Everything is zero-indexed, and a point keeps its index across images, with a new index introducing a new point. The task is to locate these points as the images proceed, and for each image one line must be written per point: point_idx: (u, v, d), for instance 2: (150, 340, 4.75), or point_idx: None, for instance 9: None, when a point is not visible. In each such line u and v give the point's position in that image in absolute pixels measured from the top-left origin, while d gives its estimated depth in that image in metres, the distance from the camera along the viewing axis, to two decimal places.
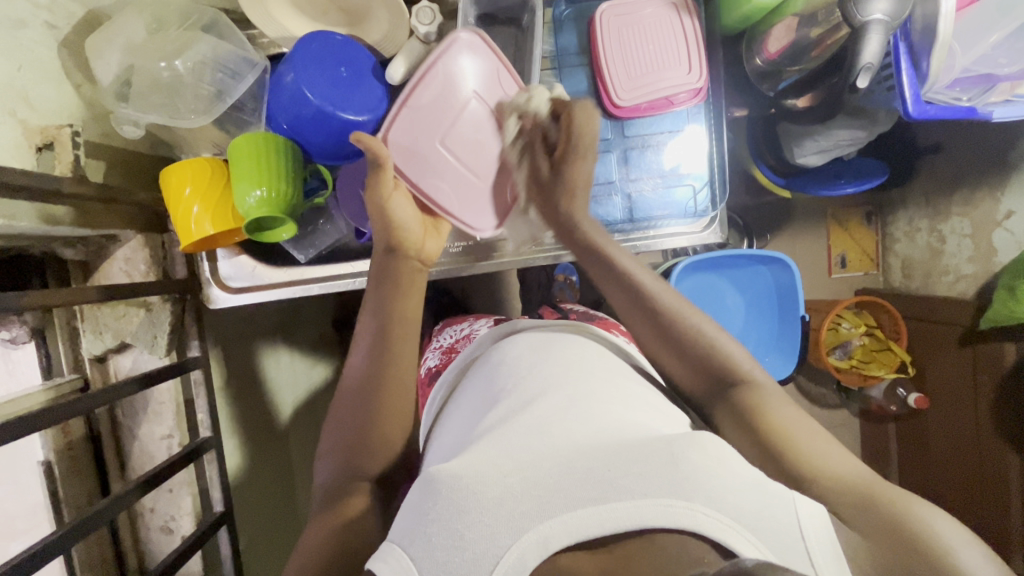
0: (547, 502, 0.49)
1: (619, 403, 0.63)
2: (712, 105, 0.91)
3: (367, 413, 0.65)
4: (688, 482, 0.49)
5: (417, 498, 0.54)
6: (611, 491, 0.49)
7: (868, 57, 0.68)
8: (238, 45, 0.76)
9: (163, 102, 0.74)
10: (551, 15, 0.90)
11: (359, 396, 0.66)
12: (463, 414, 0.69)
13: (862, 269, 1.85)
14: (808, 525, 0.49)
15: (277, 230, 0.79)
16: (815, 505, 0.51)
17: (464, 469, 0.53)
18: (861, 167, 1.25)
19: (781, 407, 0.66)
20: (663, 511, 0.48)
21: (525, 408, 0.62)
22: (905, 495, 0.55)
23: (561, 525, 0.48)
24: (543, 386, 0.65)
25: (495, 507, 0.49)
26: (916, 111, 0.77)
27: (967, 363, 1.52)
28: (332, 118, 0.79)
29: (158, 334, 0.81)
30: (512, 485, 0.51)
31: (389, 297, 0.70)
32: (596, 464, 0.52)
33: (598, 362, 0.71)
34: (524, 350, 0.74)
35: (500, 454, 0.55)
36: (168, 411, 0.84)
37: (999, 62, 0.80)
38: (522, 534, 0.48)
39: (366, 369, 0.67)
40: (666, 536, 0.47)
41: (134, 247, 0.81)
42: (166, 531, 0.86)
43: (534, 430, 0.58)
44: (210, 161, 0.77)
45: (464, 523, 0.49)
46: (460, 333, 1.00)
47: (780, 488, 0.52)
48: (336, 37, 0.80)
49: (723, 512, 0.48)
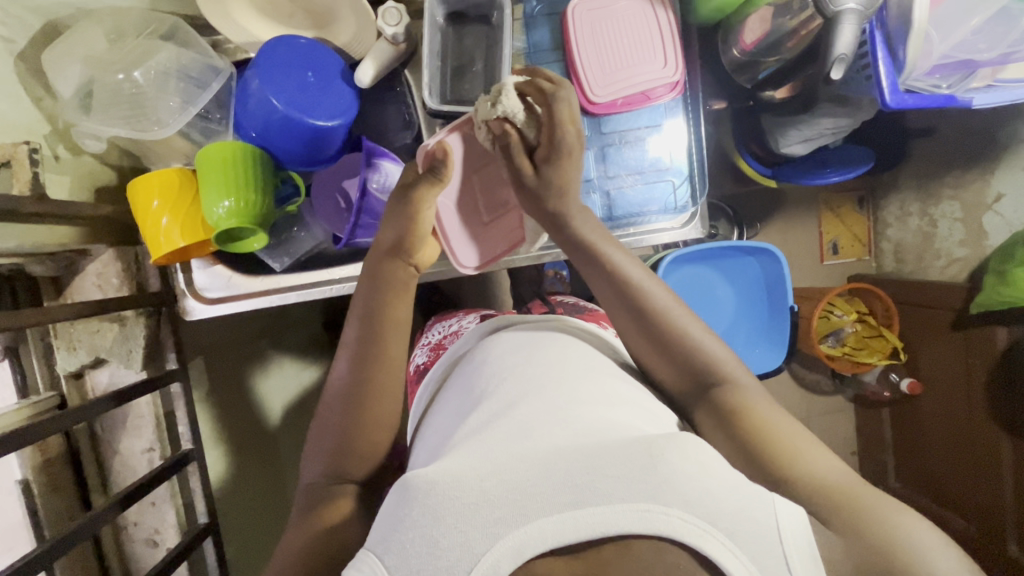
0: (522, 506, 0.44)
1: (603, 403, 0.58)
2: (690, 99, 0.90)
3: (346, 418, 0.61)
4: (668, 485, 0.45)
5: (393, 506, 0.48)
6: (589, 495, 0.44)
7: (842, 47, 0.67)
8: (201, 52, 0.75)
9: (125, 114, 0.71)
10: (523, 11, 0.89)
11: (347, 401, 0.61)
12: (445, 417, 0.65)
13: (854, 255, 1.82)
14: (789, 529, 0.45)
15: (249, 240, 0.78)
16: (793, 504, 0.47)
17: (434, 473, 0.48)
18: (848, 154, 1.21)
19: (764, 409, 0.61)
20: (641, 516, 0.43)
21: (506, 409, 0.57)
22: (881, 503, 0.52)
23: (538, 531, 0.43)
24: (525, 385, 0.61)
25: (468, 512, 0.44)
26: (894, 100, 0.75)
27: (958, 348, 1.49)
28: (300, 124, 0.78)
29: (133, 348, 0.80)
30: (488, 489, 0.46)
31: (381, 300, 0.64)
32: (573, 464, 0.47)
33: (583, 359, 0.66)
34: (512, 346, 0.69)
35: (474, 457, 0.50)
36: (148, 424, 0.84)
37: (979, 47, 0.79)
38: (497, 541, 0.43)
39: (351, 376, 0.62)
40: (644, 541, 0.42)
41: (105, 261, 0.81)
42: (151, 544, 0.86)
43: (512, 433, 0.53)
44: (178, 172, 0.76)
45: (436, 529, 0.44)
46: (448, 329, 0.95)
47: (762, 490, 0.48)
48: (300, 41, 0.78)
49: (704, 517, 0.43)
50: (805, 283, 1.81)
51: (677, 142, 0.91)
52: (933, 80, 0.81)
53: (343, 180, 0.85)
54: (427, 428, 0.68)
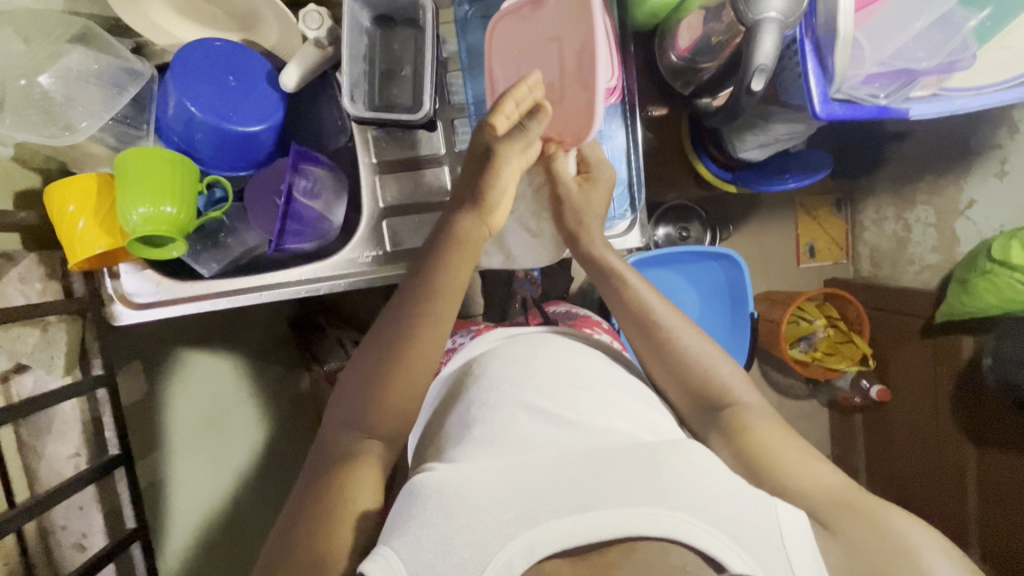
0: (534, 509, 0.51)
1: (604, 412, 0.65)
2: (629, 104, 0.88)
3: (375, 387, 0.66)
4: (671, 492, 0.52)
5: (402, 506, 0.56)
6: (595, 500, 0.51)
7: (762, 57, 0.65)
8: (117, 55, 0.74)
9: (39, 118, 0.70)
10: (455, 15, 0.87)
11: (383, 363, 0.67)
12: (453, 418, 0.69)
13: (830, 259, 1.79)
14: (789, 533, 0.52)
15: (169, 246, 0.77)
16: (794, 510, 0.54)
17: (447, 477, 0.56)
18: (805, 159, 1.19)
19: (764, 429, 0.68)
20: (648, 519, 0.50)
21: (513, 418, 0.64)
22: (876, 504, 0.60)
23: (548, 532, 0.50)
24: (525, 396, 0.66)
25: (481, 514, 0.52)
26: (824, 110, 0.73)
27: (929, 355, 1.47)
28: (221, 130, 0.77)
29: (56, 354, 0.81)
30: (498, 493, 0.53)
31: (430, 270, 0.70)
32: (581, 471, 0.54)
33: (592, 363, 0.72)
34: (514, 351, 0.73)
35: (484, 464, 0.57)
36: (75, 429, 0.85)
37: (918, 56, 0.76)
38: (509, 540, 0.50)
39: (389, 334, 0.68)
40: (650, 544, 0.49)
41: (28, 265, 0.81)
42: (78, 548, 0.85)
43: (524, 440, 0.61)
44: (97, 178, 0.76)
45: (449, 529, 0.51)
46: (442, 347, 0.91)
47: (764, 495, 0.55)
48: (218, 44, 0.77)
49: (704, 518, 0.51)
50: (780, 287, 1.79)
51: (614, 149, 0.89)
52: (871, 89, 0.79)
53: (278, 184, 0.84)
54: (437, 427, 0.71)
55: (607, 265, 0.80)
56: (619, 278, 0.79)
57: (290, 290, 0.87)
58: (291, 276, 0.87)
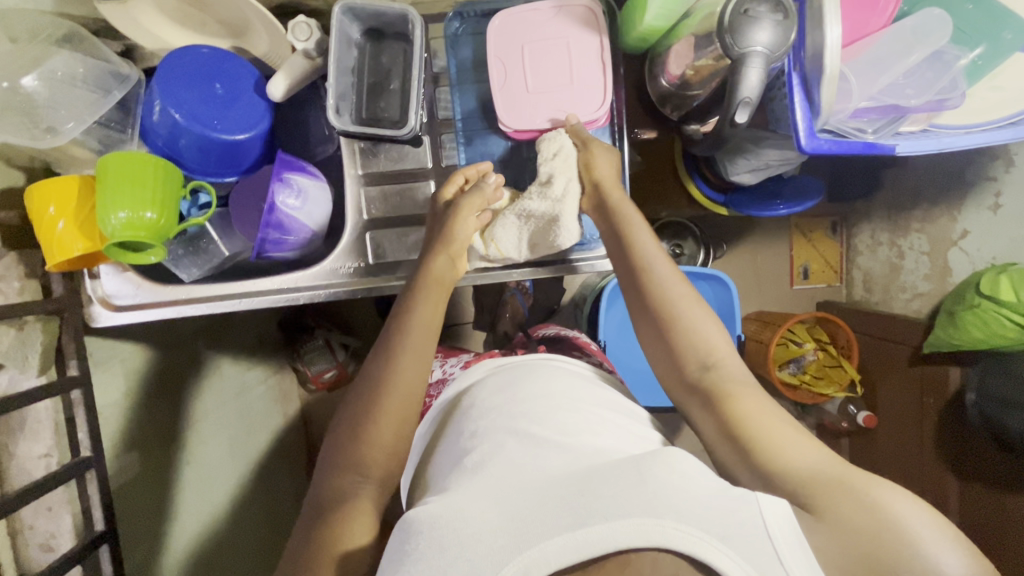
0: (522, 532, 0.49)
1: (591, 431, 0.63)
2: (618, 127, 0.88)
3: (359, 433, 0.66)
4: (659, 499, 0.50)
5: (399, 543, 0.54)
6: (584, 515, 0.49)
7: (746, 91, 0.65)
8: (104, 59, 0.75)
9: (22, 120, 0.69)
10: (446, 30, 0.86)
11: (364, 398, 0.68)
12: (447, 452, 0.68)
13: (824, 281, 1.78)
14: (777, 525, 0.50)
15: (145, 252, 0.77)
16: (781, 502, 0.52)
17: (439, 510, 0.54)
18: (798, 184, 1.19)
19: (751, 400, 0.64)
20: (637, 528, 0.47)
21: (502, 441, 0.62)
22: (863, 481, 0.55)
23: (541, 553, 0.47)
24: (511, 423, 0.64)
25: (472, 543, 0.49)
26: (810, 144, 0.72)
27: (915, 386, 1.46)
28: (205, 138, 0.77)
29: (30, 353, 0.80)
30: (487, 522, 0.51)
31: (403, 307, 0.74)
32: (568, 491, 0.52)
33: (577, 386, 0.71)
34: (503, 381, 0.72)
35: (473, 493, 0.56)
36: (47, 429, 0.84)
37: (907, 92, 0.76)
38: (501, 566, 0.47)
39: (369, 372, 0.70)
40: (642, 555, 0.47)
41: (5, 264, 0.78)
42: (47, 548, 0.85)
43: (510, 463, 0.59)
44: (80, 182, 0.76)
45: (443, 562, 0.49)
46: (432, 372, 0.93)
47: (744, 491, 0.54)
48: (205, 51, 0.77)
49: (696, 524, 0.48)
50: (772, 308, 1.78)
51: None
52: (858, 123, 0.78)
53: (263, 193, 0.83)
54: (433, 462, 0.70)
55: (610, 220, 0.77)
56: (619, 238, 0.76)
57: (272, 298, 0.87)
58: (273, 286, 0.87)
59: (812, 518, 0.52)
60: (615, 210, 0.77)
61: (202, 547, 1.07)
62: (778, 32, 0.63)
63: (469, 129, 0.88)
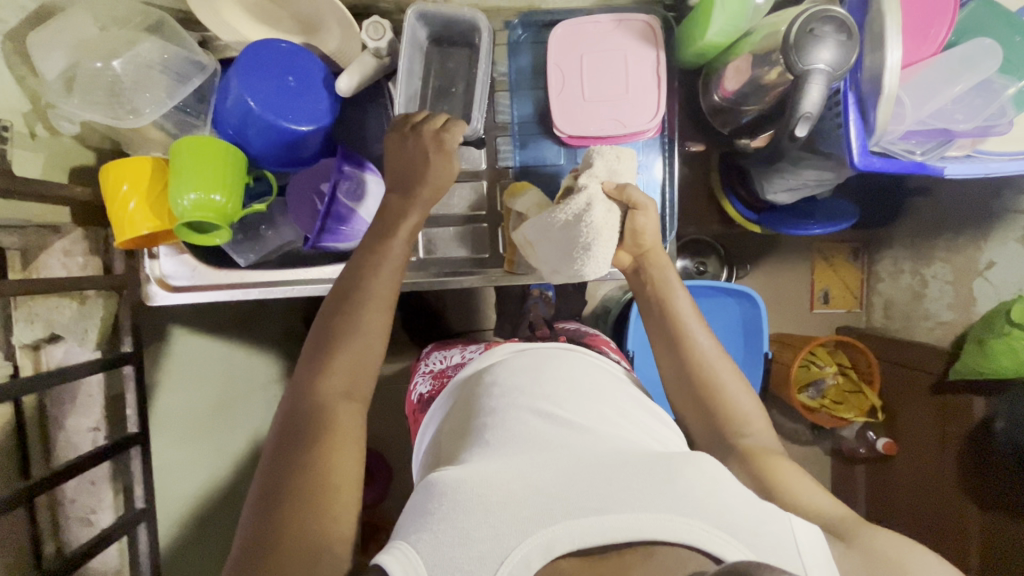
0: (549, 508, 0.49)
1: (614, 421, 0.63)
2: (668, 139, 0.90)
3: (325, 366, 0.61)
4: (689, 499, 0.50)
5: (419, 501, 0.54)
6: (612, 503, 0.49)
7: (808, 105, 0.67)
8: (185, 48, 0.78)
9: (103, 100, 0.74)
10: (508, 37, 0.90)
11: (318, 347, 0.62)
12: (459, 425, 0.67)
13: (844, 307, 1.79)
14: (802, 544, 0.51)
15: (213, 233, 0.79)
16: (810, 526, 0.54)
17: (464, 475, 0.53)
18: (830, 207, 1.21)
19: (787, 466, 0.67)
20: (666, 525, 0.48)
21: (529, 417, 0.61)
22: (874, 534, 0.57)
23: (568, 530, 0.47)
24: (536, 401, 0.63)
25: (499, 510, 0.49)
26: (862, 161, 0.75)
27: (935, 412, 1.47)
28: (274, 127, 0.80)
29: (89, 327, 0.83)
30: (515, 492, 0.50)
31: (364, 268, 0.67)
32: (597, 476, 0.52)
33: (597, 375, 0.71)
34: (526, 359, 0.71)
35: (499, 462, 0.55)
36: (98, 403, 0.86)
37: (955, 117, 0.78)
38: (527, 537, 0.47)
39: (320, 328, 0.63)
40: (668, 549, 0.47)
41: (73, 239, 0.82)
42: (85, 522, 0.86)
43: (534, 441, 0.58)
44: (151, 162, 0.78)
45: (466, 525, 0.48)
46: (451, 358, 0.94)
47: (775, 509, 0.54)
48: (283, 45, 0.80)
49: (722, 526, 0.49)
50: (791, 330, 1.78)
51: (650, 179, 0.90)
52: (908, 145, 0.80)
53: (320, 183, 0.86)
54: (440, 435, 0.69)
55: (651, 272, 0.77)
56: (662, 302, 0.75)
57: (322, 287, 0.88)
58: (324, 273, 0.89)
59: (844, 546, 0.55)
60: (653, 277, 0.76)
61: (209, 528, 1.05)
62: (841, 51, 0.66)
63: (524, 133, 0.91)
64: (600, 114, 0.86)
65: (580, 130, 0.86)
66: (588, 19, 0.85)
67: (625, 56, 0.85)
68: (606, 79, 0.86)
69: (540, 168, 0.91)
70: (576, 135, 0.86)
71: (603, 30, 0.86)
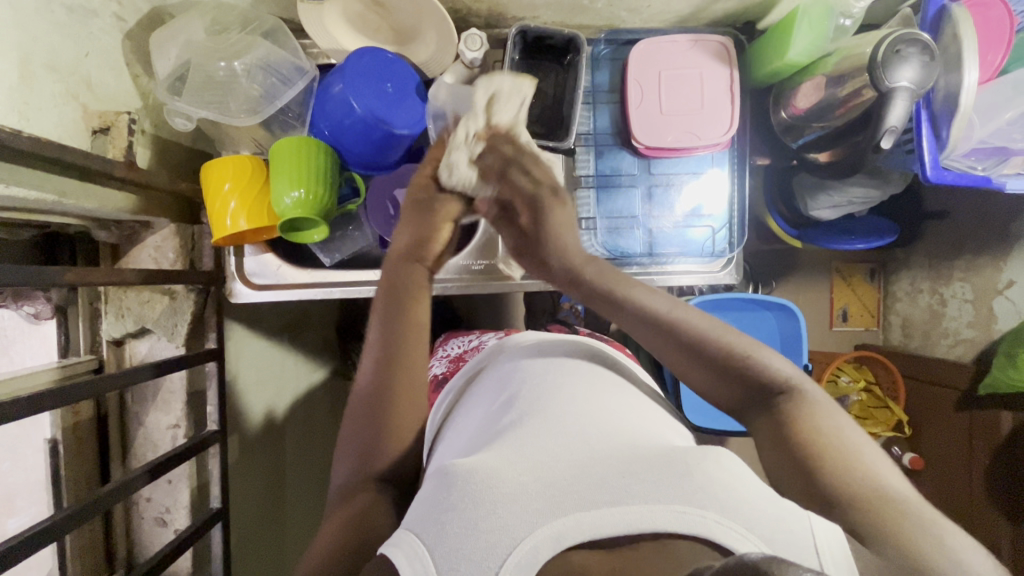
0: (559, 502, 0.48)
1: (633, 415, 0.61)
2: (737, 153, 0.96)
3: (375, 426, 0.65)
4: (705, 492, 0.47)
5: (431, 491, 0.52)
6: (624, 496, 0.47)
7: (894, 120, 0.73)
8: (292, 53, 0.80)
9: (215, 99, 0.76)
10: (589, 53, 0.95)
11: (369, 406, 0.66)
12: (474, 417, 0.66)
13: (862, 326, 1.66)
14: (826, 544, 0.45)
15: (309, 231, 0.81)
16: (831, 523, 0.47)
17: (475, 463, 0.52)
18: (870, 224, 1.26)
19: (824, 418, 0.60)
20: (679, 517, 0.46)
21: (542, 407, 0.60)
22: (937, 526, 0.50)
23: (575, 524, 0.46)
24: (555, 396, 0.62)
25: (508, 502, 0.47)
26: (935, 174, 0.81)
27: (962, 430, 1.39)
28: (373, 130, 0.82)
29: (179, 322, 0.83)
30: (526, 484, 0.49)
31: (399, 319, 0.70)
32: (610, 468, 0.50)
33: (613, 377, 0.70)
34: (544, 355, 0.72)
35: (511, 451, 0.53)
36: (179, 400, 0.85)
37: (1013, 136, 0.83)
38: (537, 528, 0.46)
39: (375, 379, 0.67)
40: (681, 543, 0.45)
41: (165, 235, 0.82)
42: (160, 522, 0.86)
43: (547, 427, 0.57)
44: (251, 161, 0.79)
45: (475, 516, 0.47)
46: (468, 343, 0.99)
47: (796, 506, 0.48)
48: (386, 54, 0.83)
49: (738, 521, 0.45)
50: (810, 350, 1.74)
51: (719, 192, 0.96)
52: (969, 162, 0.85)
53: (395, 189, 0.88)
54: (453, 426, 0.69)
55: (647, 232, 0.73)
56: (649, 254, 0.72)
57: None
58: None
59: None
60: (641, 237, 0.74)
61: (251, 535, 1.02)
62: (923, 71, 0.72)
63: (601, 144, 0.96)
64: (675, 125, 0.90)
65: (656, 141, 0.90)
66: (664, 38, 0.91)
67: (699, 72, 0.90)
68: (682, 93, 0.90)
69: (616, 178, 0.96)
70: (651, 145, 0.90)
71: (677, 48, 0.91)
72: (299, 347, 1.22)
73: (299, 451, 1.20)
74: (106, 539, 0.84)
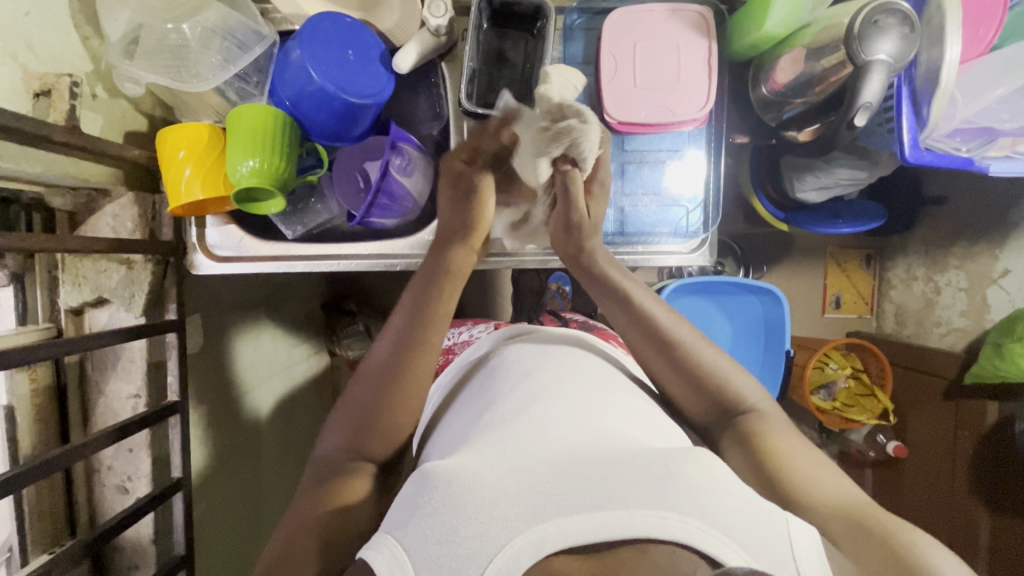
0: (540, 505, 0.45)
1: (615, 413, 0.60)
2: (714, 131, 0.93)
3: (374, 406, 0.63)
4: (684, 497, 0.45)
5: (413, 494, 0.50)
6: (606, 499, 0.45)
7: (868, 95, 0.70)
8: (250, 18, 0.78)
9: (167, 64, 0.75)
10: (563, 22, 0.92)
11: (377, 385, 0.64)
12: (459, 421, 0.64)
13: (854, 313, 1.62)
14: (802, 551, 0.45)
15: (266, 203, 0.79)
16: (809, 527, 0.48)
17: (456, 467, 0.50)
18: (860, 208, 1.21)
19: (787, 441, 0.63)
20: (659, 522, 0.43)
21: (526, 413, 0.59)
22: (891, 541, 0.51)
23: (557, 529, 0.43)
24: (542, 402, 0.60)
25: (488, 506, 0.45)
26: (913, 154, 0.78)
27: (948, 420, 1.35)
28: (332, 99, 0.80)
29: (136, 292, 0.82)
30: (507, 488, 0.47)
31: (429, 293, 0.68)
32: (591, 470, 0.48)
33: (598, 368, 0.69)
34: (526, 353, 0.71)
35: (492, 456, 0.52)
36: (139, 369, 0.85)
37: (1001, 116, 0.79)
38: (516, 535, 0.43)
39: (388, 360, 0.65)
40: (661, 548, 0.42)
41: (123, 204, 0.81)
42: (122, 489, 0.87)
43: (527, 432, 0.55)
44: (208, 129, 0.77)
45: (457, 520, 0.45)
46: (459, 336, 0.96)
47: (776, 509, 0.49)
48: (346, 19, 0.81)
49: (717, 527, 0.44)
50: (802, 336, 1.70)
51: (696, 172, 0.93)
52: (953, 142, 0.82)
53: (364, 161, 0.87)
54: (438, 429, 0.67)
55: (604, 268, 0.74)
56: (607, 280, 0.73)
57: (368, 261, 0.89)
58: (372, 249, 0.89)
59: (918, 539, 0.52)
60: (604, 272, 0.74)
61: (220, 507, 1.03)
62: (903, 44, 0.68)
63: None
64: (648, 97, 0.86)
65: (629, 115, 0.86)
66: (638, 7, 0.87)
67: (674, 41, 0.86)
68: (656, 65, 0.86)
69: None
70: (619, 119, 0.87)
71: (653, 17, 0.87)
72: (273, 322, 1.21)
73: (274, 421, 1.21)
74: (68, 504, 0.85)
